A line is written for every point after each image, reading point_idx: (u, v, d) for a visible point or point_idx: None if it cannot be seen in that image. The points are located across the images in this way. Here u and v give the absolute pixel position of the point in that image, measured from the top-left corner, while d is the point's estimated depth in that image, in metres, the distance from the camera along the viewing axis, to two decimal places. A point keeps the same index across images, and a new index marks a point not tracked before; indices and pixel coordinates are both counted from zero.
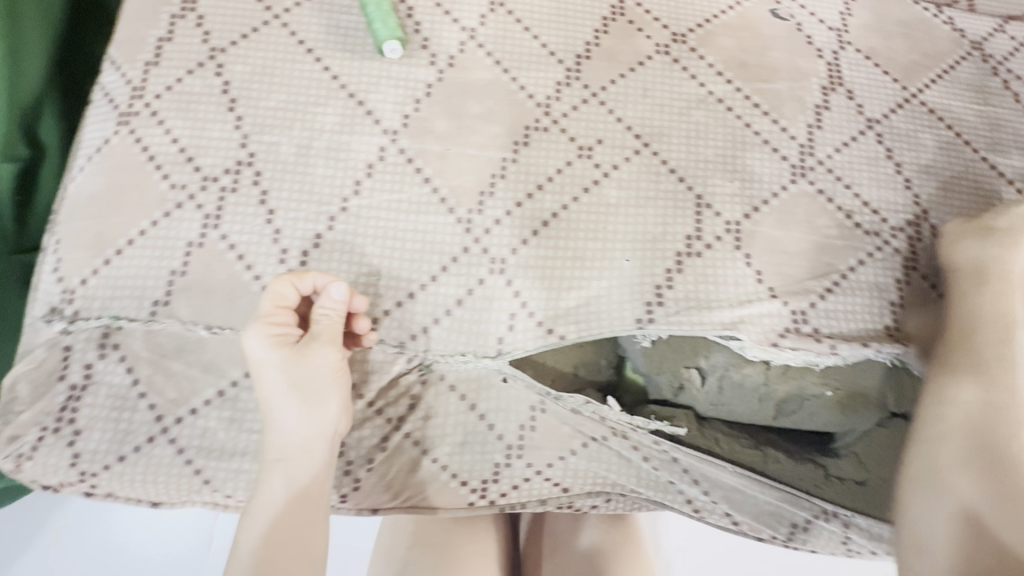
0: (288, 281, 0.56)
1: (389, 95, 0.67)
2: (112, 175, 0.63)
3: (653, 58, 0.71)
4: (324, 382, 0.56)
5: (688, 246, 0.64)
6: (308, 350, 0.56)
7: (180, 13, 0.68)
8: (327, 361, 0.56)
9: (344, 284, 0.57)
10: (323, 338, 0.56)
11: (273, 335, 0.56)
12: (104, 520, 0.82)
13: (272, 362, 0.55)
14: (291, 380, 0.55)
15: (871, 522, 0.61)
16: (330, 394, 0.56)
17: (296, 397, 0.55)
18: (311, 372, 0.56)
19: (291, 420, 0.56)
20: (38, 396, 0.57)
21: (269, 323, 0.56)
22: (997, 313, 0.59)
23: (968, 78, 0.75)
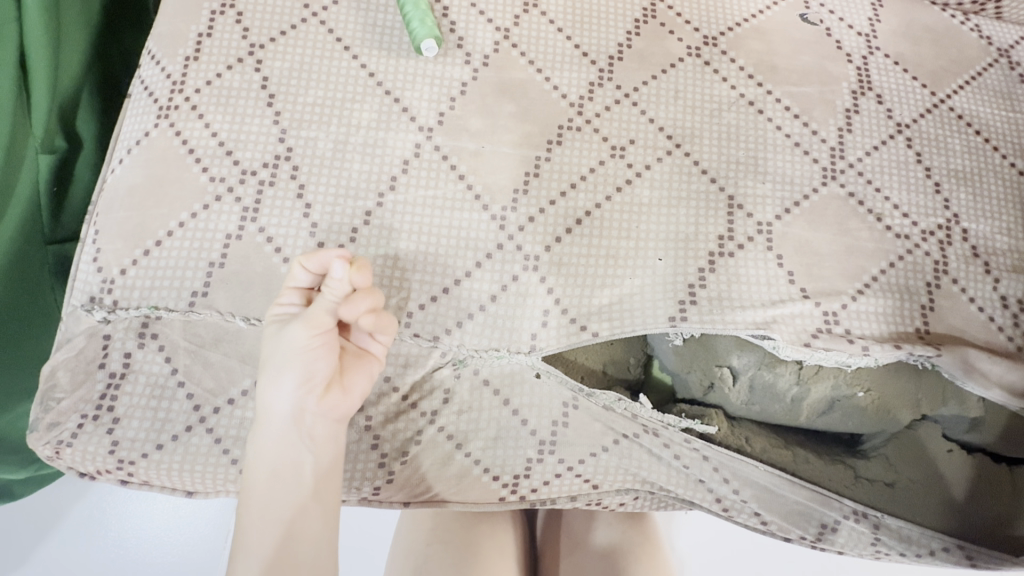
0: (297, 262, 0.53)
1: (424, 93, 0.68)
2: (152, 167, 0.64)
3: (684, 60, 0.72)
4: (299, 367, 0.51)
5: (720, 246, 0.65)
6: (288, 332, 0.52)
7: (219, 10, 0.69)
8: (305, 346, 0.51)
9: (342, 262, 0.51)
10: (305, 320, 0.51)
11: (276, 313, 0.54)
12: (125, 510, 0.82)
13: (268, 339, 0.54)
14: (272, 360, 0.52)
15: (902, 524, 0.61)
16: (304, 380, 0.52)
17: (273, 378, 0.52)
18: (287, 353, 0.52)
19: (268, 402, 0.52)
20: (78, 383, 0.58)
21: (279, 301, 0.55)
22: None
23: (996, 84, 0.76)
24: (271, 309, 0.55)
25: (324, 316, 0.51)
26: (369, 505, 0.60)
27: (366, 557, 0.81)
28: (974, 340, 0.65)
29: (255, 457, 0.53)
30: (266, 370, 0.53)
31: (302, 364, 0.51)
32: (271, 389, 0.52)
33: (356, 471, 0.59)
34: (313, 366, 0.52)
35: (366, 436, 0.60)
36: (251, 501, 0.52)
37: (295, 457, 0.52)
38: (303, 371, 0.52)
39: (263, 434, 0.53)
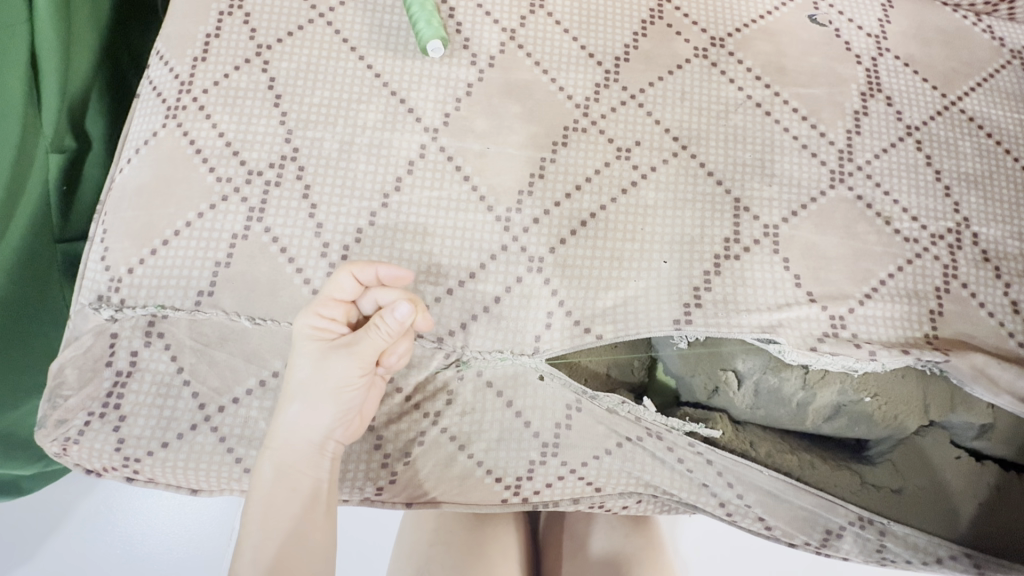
0: (349, 271, 0.53)
1: (430, 93, 0.68)
2: (159, 166, 0.65)
3: (691, 61, 0.72)
4: (341, 392, 0.53)
5: (726, 249, 0.65)
6: (333, 354, 0.52)
7: (227, 11, 0.69)
8: (351, 371, 0.52)
9: (411, 305, 0.52)
10: (356, 348, 0.52)
11: (315, 324, 0.53)
12: (131, 505, 0.83)
13: (304, 353, 0.53)
14: (312, 377, 0.52)
15: (908, 531, 0.61)
16: (343, 404, 0.53)
17: (311, 397, 0.52)
18: (329, 374, 0.52)
19: (298, 418, 0.53)
20: (85, 381, 0.59)
21: (319, 309, 0.53)
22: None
23: (1008, 86, 0.75)
24: (307, 318, 0.53)
25: (373, 341, 0.53)
26: (372, 505, 0.60)
27: (369, 558, 0.81)
28: (984, 345, 0.64)
29: (266, 462, 0.53)
30: (301, 384, 0.53)
31: (344, 388, 0.53)
32: (306, 406, 0.53)
33: (359, 471, 0.59)
34: (355, 392, 0.53)
35: (369, 436, 0.60)
36: (256, 504, 0.51)
37: (311, 466, 0.53)
38: (343, 396, 0.53)
39: (283, 443, 0.53)
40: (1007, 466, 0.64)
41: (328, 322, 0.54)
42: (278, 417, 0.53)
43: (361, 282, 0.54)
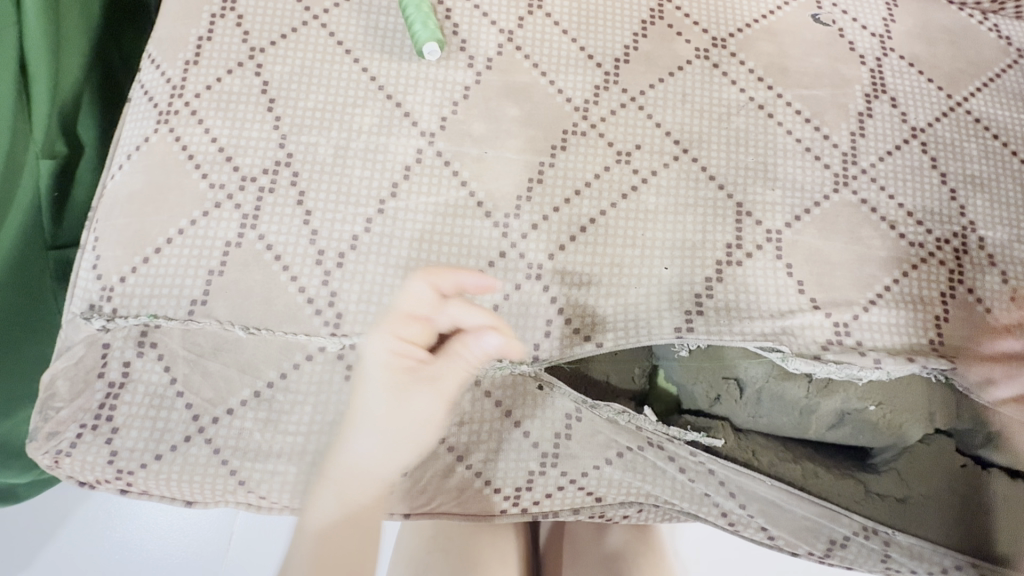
0: (429, 284, 0.52)
1: (426, 97, 0.67)
2: (152, 173, 0.63)
3: (693, 62, 0.70)
4: (417, 420, 0.55)
5: (728, 255, 0.64)
6: (423, 378, 0.54)
7: (219, 13, 0.68)
8: (429, 399, 0.54)
9: (503, 339, 0.54)
10: (444, 374, 0.54)
11: (397, 346, 0.53)
12: (126, 515, 0.82)
13: (383, 376, 0.53)
14: (390, 403, 0.53)
15: (914, 542, 0.60)
16: (418, 431, 0.55)
17: (388, 422, 0.54)
18: (413, 400, 0.54)
19: (372, 440, 0.53)
20: (77, 393, 0.58)
21: (400, 332, 0.53)
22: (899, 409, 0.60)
23: (1015, 86, 0.73)
24: (390, 340, 0.53)
25: (456, 370, 0.55)
26: None
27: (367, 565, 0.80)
28: (990, 352, 0.63)
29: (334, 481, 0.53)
30: (381, 409, 0.53)
31: (420, 414, 0.55)
32: (382, 431, 0.54)
33: None
34: (431, 419, 0.55)
35: None
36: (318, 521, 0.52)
37: (377, 488, 0.54)
38: (419, 423, 0.55)
39: (351, 464, 0.53)
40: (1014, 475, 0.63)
41: (408, 345, 0.54)
42: (347, 437, 0.54)
43: (441, 295, 0.53)
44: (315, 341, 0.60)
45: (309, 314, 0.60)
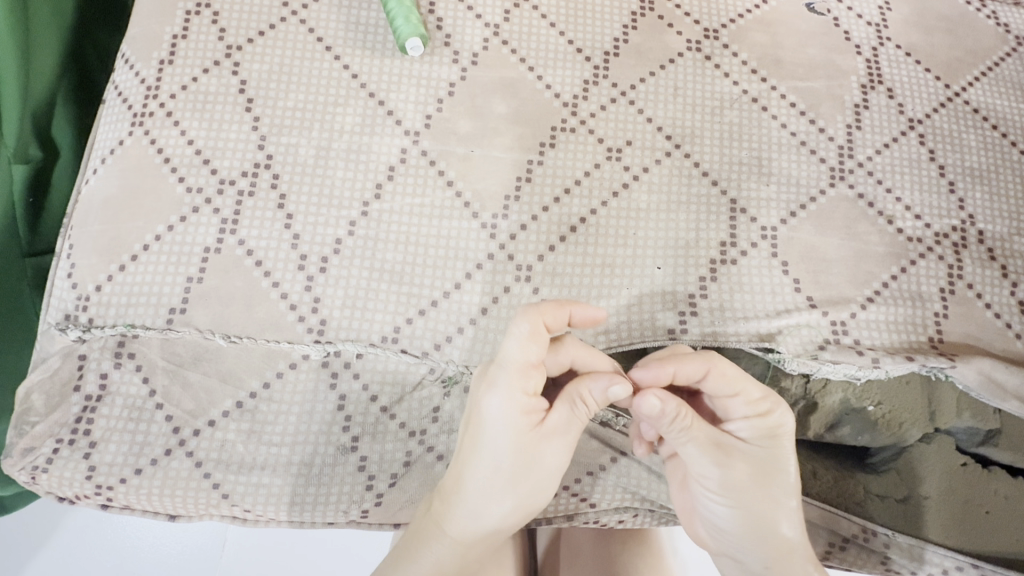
0: (540, 325, 0.48)
1: (410, 94, 0.65)
2: (127, 177, 0.61)
3: (684, 55, 0.68)
4: (544, 474, 0.52)
5: (722, 253, 0.62)
6: (549, 428, 0.51)
7: (194, 10, 0.65)
8: (555, 454, 0.52)
9: (627, 386, 0.50)
10: (569, 422, 0.51)
11: (519, 400, 0.49)
12: (89, 552, 0.77)
13: (507, 434, 0.50)
14: (513, 461, 0.50)
15: (914, 543, 0.58)
16: (539, 487, 0.52)
17: (507, 479, 0.51)
18: (540, 454, 0.51)
19: (491, 497, 0.51)
20: (53, 407, 0.56)
21: (522, 384, 0.49)
22: (762, 429, 0.50)
23: (1014, 75, 0.72)
24: (511, 395, 0.49)
25: (576, 421, 0.52)
26: (358, 528, 0.57)
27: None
28: (990, 349, 0.62)
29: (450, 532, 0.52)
30: (507, 468, 0.50)
31: (540, 470, 0.52)
32: (501, 487, 0.51)
33: (342, 494, 0.56)
34: (552, 475, 0.53)
35: (351, 458, 0.57)
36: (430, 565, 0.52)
37: (487, 536, 0.54)
38: (544, 479, 0.52)
39: (466, 520, 0.52)
40: (1015, 473, 0.62)
41: (529, 400, 0.50)
42: (462, 493, 0.51)
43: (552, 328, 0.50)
44: (298, 349, 0.58)
45: (292, 321, 0.59)
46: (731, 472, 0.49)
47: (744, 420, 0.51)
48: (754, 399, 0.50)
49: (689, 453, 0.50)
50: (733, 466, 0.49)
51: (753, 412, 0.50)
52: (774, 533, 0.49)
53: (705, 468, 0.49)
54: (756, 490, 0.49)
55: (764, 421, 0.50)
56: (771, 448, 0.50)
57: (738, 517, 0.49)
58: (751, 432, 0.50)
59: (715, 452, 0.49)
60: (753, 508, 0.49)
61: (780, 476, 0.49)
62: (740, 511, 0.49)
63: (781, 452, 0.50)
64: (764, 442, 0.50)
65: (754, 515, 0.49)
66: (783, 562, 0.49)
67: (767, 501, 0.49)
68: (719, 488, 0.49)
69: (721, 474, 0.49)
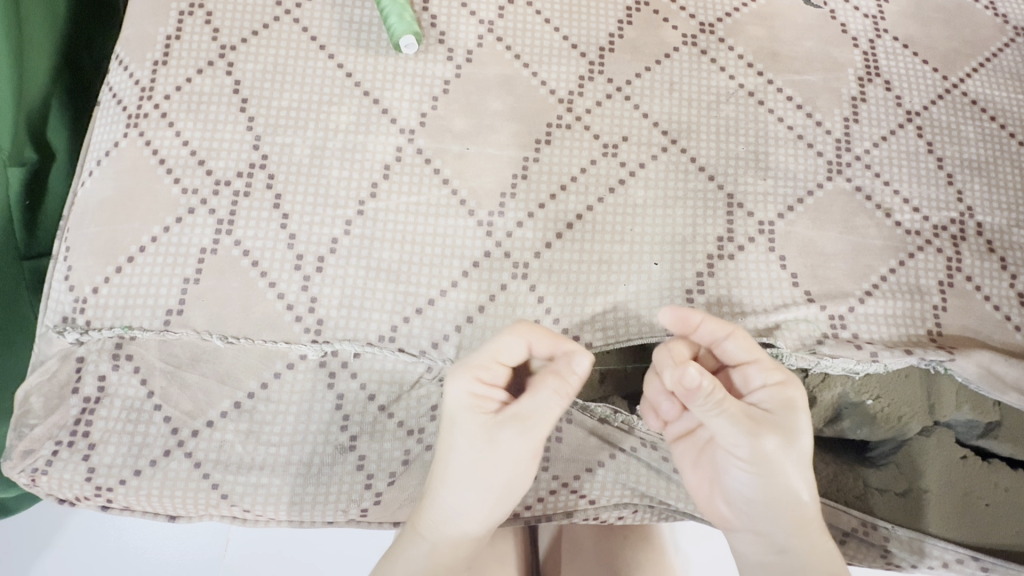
0: (518, 334, 0.50)
1: (405, 92, 0.64)
2: (123, 179, 0.61)
3: (679, 49, 0.68)
4: (508, 471, 0.49)
5: (720, 248, 0.62)
6: (506, 423, 0.49)
7: (187, 10, 0.65)
8: (515, 445, 0.49)
9: (589, 357, 0.50)
10: (526, 419, 0.49)
11: (471, 386, 0.49)
12: (83, 560, 0.77)
13: (462, 423, 0.49)
14: (471, 452, 0.49)
15: (914, 536, 0.58)
16: (506, 484, 0.50)
17: (469, 474, 0.49)
18: (500, 448, 0.49)
19: (456, 491, 0.50)
20: (51, 409, 0.56)
21: (477, 373, 0.50)
22: (782, 399, 0.50)
23: (1012, 66, 0.71)
24: (462, 379, 0.49)
25: (544, 415, 0.49)
26: (357, 527, 0.57)
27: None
28: (990, 341, 0.61)
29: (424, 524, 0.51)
30: (468, 461, 0.49)
31: (501, 464, 0.49)
32: (465, 483, 0.49)
33: (340, 494, 0.56)
34: (519, 470, 0.50)
35: (350, 457, 0.57)
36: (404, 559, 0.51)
37: (461, 539, 0.51)
38: (508, 474, 0.49)
39: (438, 517, 0.51)
40: (1016, 465, 0.62)
41: (485, 392, 0.50)
42: (433, 487, 0.51)
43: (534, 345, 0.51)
44: (296, 349, 0.58)
45: (290, 321, 0.59)
46: (762, 442, 0.48)
47: (763, 390, 0.51)
48: (770, 367, 0.51)
49: (719, 423, 0.48)
50: (763, 434, 0.48)
51: (770, 381, 0.51)
52: (796, 503, 0.48)
53: (736, 436, 0.48)
54: (785, 459, 0.48)
55: (782, 388, 0.50)
56: (793, 418, 0.49)
57: (764, 487, 0.48)
58: (772, 401, 0.50)
59: (745, 420, 0.48)
60: (780, 476, 0.48)
61: (803, 445, 0.49)
62: (767, 480, 0.48)
63: (800, 422, 0.49)
64: (785, 410, 0.49)
65: (781, 483, 0.48)
66: (805, 531, 0.48)
67: (792, 469, 0.48)
68: (748, 457, 0.48)
69: (753, 442, 0.48)
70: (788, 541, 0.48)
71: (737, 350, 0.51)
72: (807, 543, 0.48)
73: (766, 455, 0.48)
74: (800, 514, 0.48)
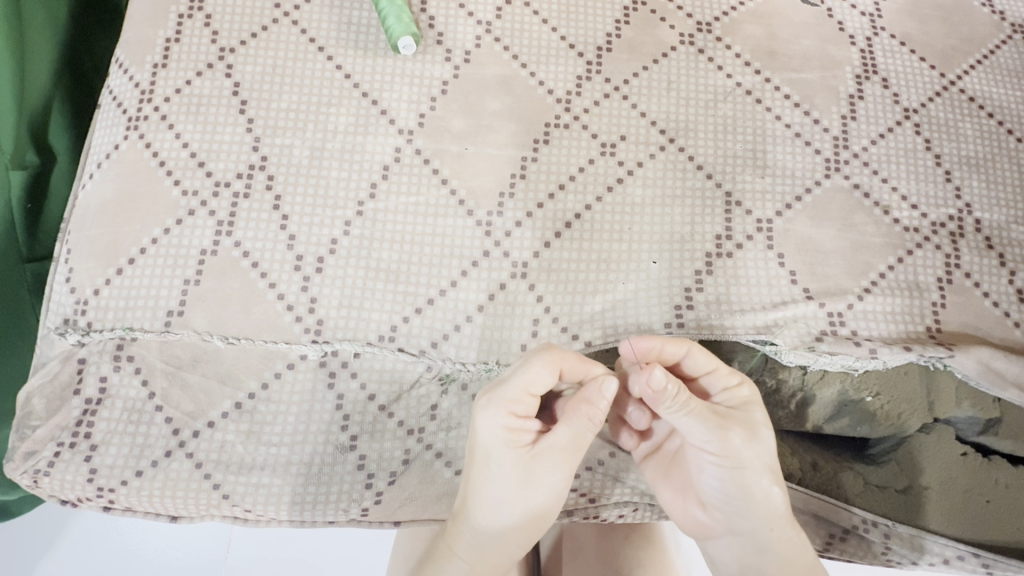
0: (547, 362, 0.49)
1: (403, 93, 0.65)
2: (123, 181, 0.62)
3: (677, 49, 0.68)
4: (545, 498, 0.50)
5: (718, 246, 0.62)
6: (542, 455, 0.49)
7: (187, 13, 0.66)
8: (552, 475, 0.49)
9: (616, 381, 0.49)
10: (561, 448, 0.49)
11: (506, 419, 0.49)
12: (86, 561, 0.77)
13: (499, 458, 0.49)
14: (508, 484, 0.49)
15: (914, 532, 0.59)
16: (544, 511, 0.50)
17: (509, 505, 0.49)
18: (537, 479, 0.49)
19: (492, 520, 0.50)
20: (53, 410, 0.56)
21: (509, 407, 0.49)
22: (737, 400, 0.51)
23: (1009, 63, 0.71)
24: (497, 413, 0.48)
25: (578, 443, 0.49)
26: (358, 526, 0.57)
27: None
28: (989, 338, 0.61)
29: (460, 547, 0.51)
30: (506, 493, 0.49)
31: (539, 493, 0.49)
32: (501, 513, 0.49)
33: (341, 493, 0.56)
34: (555, 497, 0.50)
35: (350, 457, 0.57)
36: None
37: (498, 559, 0.52)
38: (544, 502, 0.50)
39: (474, 541, 0.51)
40: (1015, 461, 0.62)
41: (518, 423, 0.49)
42: (469, 515, 0.50)
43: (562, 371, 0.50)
44: (296, 349, 0.58)
45: (290, 321, 0.59)
46: (727, 439, 0.48)
47: (722, 394, 0.52)
48: (727, 373, 0.52)
49: (684, 423, 0.49)
50: (728, 431, 0.48)
51: (728, 385, 0.52)
52: (770, 497, 0.48)
53: (701, 434, 0.48)
54: (754, 455, 0.48)
55: (744, 389, 0.51)
56: (753, 417, 0.50)
57: (733, 483, 0.48)
58: (731, 403, 0.51)
59: (710, 419, 0.48)
60: (749, 470, 0.48)
61: (766, 443, 0.49)
62: (734, 476, 0.48)
63: (759, 418, 0.50)
64: (748, 409, 0.50)
65: (753, 479, 0.48)
66: (779, 525, 0.49)
67: (759, 465, 0.48)
68: (715, 454, 0.48)
69: (722, 440, 0.48)
70: (765, 537, 0.49)
71: (699, 359, 0.52)
72: (783, 538, 0.49)
73: (731, 452, 0.48)
74: (772, 511, 0.49)
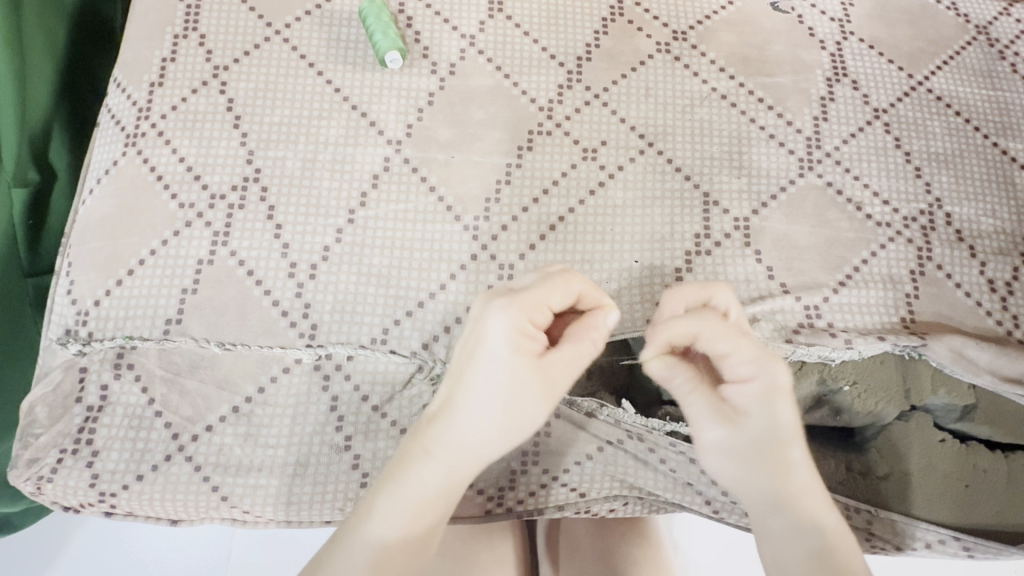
0: (571, 283, 0.53)
1: (391, 105, 0.67)
2: (122, 195, 0.64)
3: (654, 57, 0.71)
4: (530, 411, 0.49)
5: (697, 244, 0.64)
6: (549, 363, 0.50)
7: (182, 33, 0.68)
8: (548, 386, 0.50)
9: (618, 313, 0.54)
10: (567, 361, 0.51)
11: (521, 324, 0.50)
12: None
13: (506, 358, 0.49)
14: (508, 386, 0.49)
15: (893, 518, 0.59)
16: (525, 422, 0.49)
17: (493, 407, 0.49)
18: (532, 385, 0.49)
19: (477, 423, 0.49)
20: (55, 418, 0.58)
21: (527, 312, 0.51)
22: (764, 388, 0.51)
23: (975, 63, 0.74)
24: (516, 317, 0.50)
25: (576, 363, 0.51)
26: None
27: None
28: (962, 327, 0.63)
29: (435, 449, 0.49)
30: (500, 390, 0.49)
31: (530, 402, 0.49)
32: (489, 416, 0.49)
33: (337, 492, 0.58)
34: (540, 409, 0.50)
35: (345, 456, 0.59)
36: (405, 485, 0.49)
37: (470, 472, 0.50)
38: (530, 414, 0.49)
39: (449, 442, 0.49)
40: (991, 447, 0.64)
41: (529, 330, 0.50)
42: (451, 413, 0.50)
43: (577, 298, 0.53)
44: (291, 353, 0.60)
45: (285, 327, 0.61)
46: (727, 432, 0.51)
47: (744, 385, 0.52)
48: (751, 355, 0.52)
49: (695, 409, 0.53)
50: (734, 430, 0.51)
51: (754, 373, 0.52)
52: (780, 489, 0.49)
53: (707, 423, 0.52)
54: (758, 452, 0.50)
55: (760, 380, 0.51)
56: (766, 412, 0.51)
57: (757, 474, 0.50)
58: (754, 394, 0.51)
59: (717, 408, 0.52)
60: (774, 449, 0.50)
61: (781, 443, 0.50)
62: (756, 465, 0.50)
63: (781, 405, 0.50)
64: (761, 402, 0.51)
65: (760, 471, 0.50)
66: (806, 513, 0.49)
67: (777, 459, 0.50)
68: (726, 445, 0.51)
69: (726, 432, 0.51)
70: (792, 529, 0.48)
71: (720, 339, 0.53)
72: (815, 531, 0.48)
73: (752, 449, 0.50)
74: (795, 498, 0.49)
